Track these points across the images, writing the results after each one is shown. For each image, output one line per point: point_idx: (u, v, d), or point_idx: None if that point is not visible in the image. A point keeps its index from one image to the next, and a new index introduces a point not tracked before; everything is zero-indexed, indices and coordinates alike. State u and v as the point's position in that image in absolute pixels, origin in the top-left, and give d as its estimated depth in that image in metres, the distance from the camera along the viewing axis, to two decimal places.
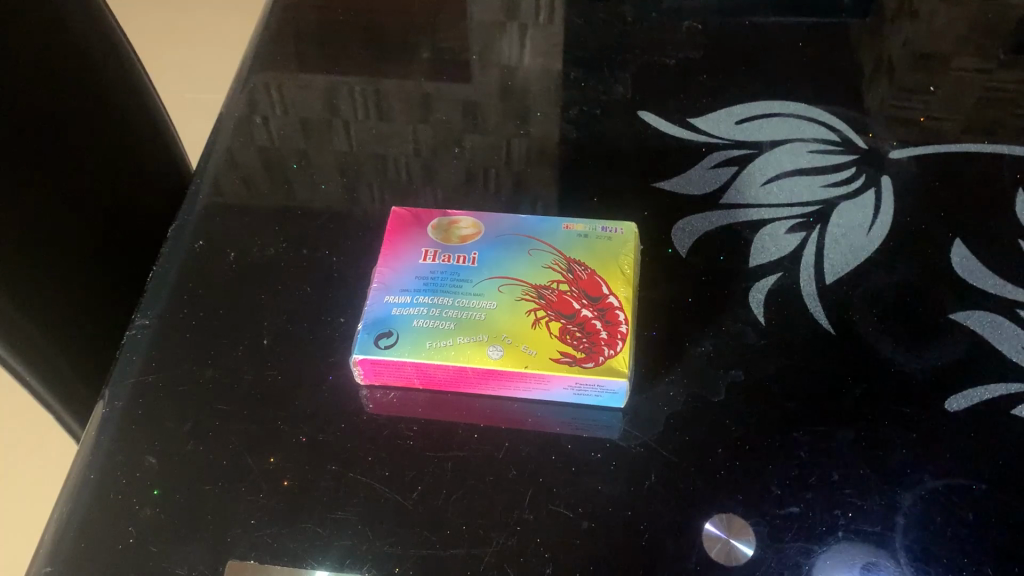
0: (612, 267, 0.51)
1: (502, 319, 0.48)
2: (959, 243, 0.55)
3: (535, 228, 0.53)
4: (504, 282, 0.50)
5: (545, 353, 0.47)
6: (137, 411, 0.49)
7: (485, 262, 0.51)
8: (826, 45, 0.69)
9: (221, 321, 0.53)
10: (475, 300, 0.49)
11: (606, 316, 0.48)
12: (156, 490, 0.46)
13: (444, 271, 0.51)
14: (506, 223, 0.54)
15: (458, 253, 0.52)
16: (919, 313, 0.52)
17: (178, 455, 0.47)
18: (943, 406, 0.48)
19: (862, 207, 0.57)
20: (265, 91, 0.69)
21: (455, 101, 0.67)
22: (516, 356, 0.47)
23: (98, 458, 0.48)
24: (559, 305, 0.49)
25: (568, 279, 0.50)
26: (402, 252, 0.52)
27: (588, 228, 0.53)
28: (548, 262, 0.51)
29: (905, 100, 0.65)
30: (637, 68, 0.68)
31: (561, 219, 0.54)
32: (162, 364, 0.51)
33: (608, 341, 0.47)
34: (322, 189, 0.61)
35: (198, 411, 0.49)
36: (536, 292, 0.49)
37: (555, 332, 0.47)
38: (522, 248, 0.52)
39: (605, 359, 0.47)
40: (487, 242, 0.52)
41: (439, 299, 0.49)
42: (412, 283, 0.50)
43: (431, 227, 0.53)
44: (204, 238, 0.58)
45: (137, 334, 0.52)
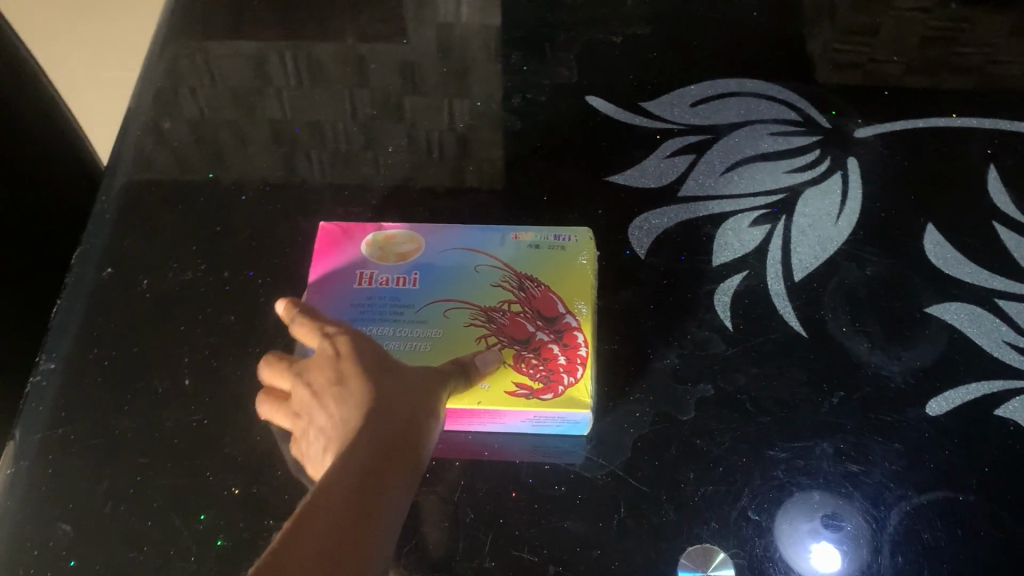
0: (567, 282, 0.48)
1: (449, 348, 0.45)
2: (931, 228, 0.52)
3: (479, 239, 0.50)
4: (450, 306, 0.47)
5: (499, 387, 0.43)
6: (46, 470, 0.44)
7: (428, 282, 0.47)
8: (780, 10, 0.65)
9: (138, 360, 0.48)
10: (418, 328, 0.46)
11: (565, 339, 0.45)
12: (73, 561, 0.41)
13: (382, 296, 0.47)
14: (448, 234, 0.50)
15: (397, 273, 0.48)
16: (893, 309, 0.49)
17: (95, 520, 0.42)
18: (924, 411, 0.45)
19: (828, 194, 0.54)
20: (188, 63, 0.63)
21: (392, 62, 0.62)
22: (467, 392, 0.43)
23: (4, 528, 0.42)
24: (511, 329, 0.46)
25: (520, 298, 0.47)
26: (334, 278, 0.48)
27: (538, 238, 0.50)
28: (496, 279, 0.48)
29: (849, 42, 0.62)
30: (581, 46, 0.63)
31: (508, 227, 0.50)
32: (73, 415, 0.46)
33: (568, 367, 0.44)
34: (245, 194, 0.55)
35: (116, 467, 0.44)
36: (484, 316, 0.46)
37: (510, 362, 0.44)
38: (467, 263, 0.48)
39: (565, 388, 0.44)
40: (428, 258, 0.49)
41: (379, 329, 0.45)
42: (347, 312, 0.46)
43: (365, 245, 0.49)
44: (114, 264, 0.52)
45: (42, 380, 0.47)
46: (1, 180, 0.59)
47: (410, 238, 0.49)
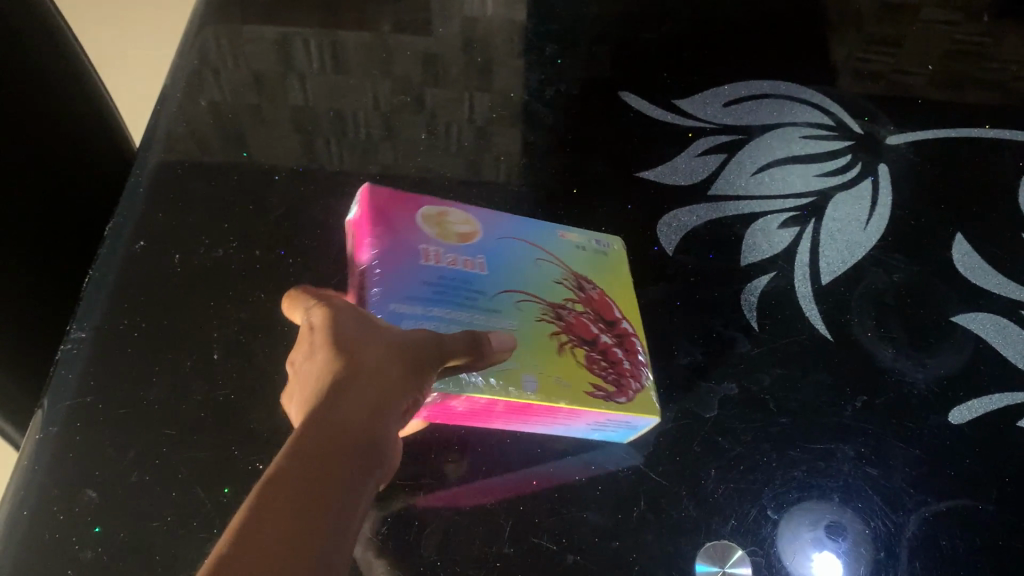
0: (616, 287, 0.48)
1: (525, 341, 0.43)
2: (961, 238, 0.52)
3: (528, 229, 0.48)
4: (518, 298, 0.44)
5: (578, 385, 0.42)
6: (74, 437, 0.44)
7: (495, 271, 0.45)
8: (812, 17, 0.65)
9: (167, 334, 0.48)
10: (492, 318, 0.43)
11: (627, 345, 0.45)
12: (98, 528, 0.42)
13: (453, 278, 0.44)
14: (499, 219, 0.48)
15: (462, 256, 0.45)
16: (920, 317, 0.49)
17: (121, 489, 0.43)
18: (947, 419, 0.45)
19: (858, 200, 0.54)
20: (218, 43, 0.63)
21: (415, 53, 0.62)
22: (549, 389, 0.41)
23: (30, 492, 0.43)
24: (578, 329, 0.44)
25: (581, 298, 0.46)
26: (399, 250, 0.44)
27: (580, 241, 0.49)
28: (554, 275, 0.47)
29: (872, 52, 0.63)
30: (615, 42, 0.63)
31: (553, 226, 0.49)
32: (101, 384, 0.46)
33: (636, 372, 0.44)
34: (278, 175, 0.55)
35: (144, 438, 0.45)
36: (550, 310, 0.44)
37: (583, 361, 0.43)
38: (526, 257, 0.47)
39: (635, 392, 0.43)
40: (487, 246, 0.46)
41: (455, 315, 0.42)
42: (421, 290, 0.43)
43: (421, 218, 0.46)
44: (146, 238, 0.52)
45: (72, 348, 0.47)
46: (37, 150, 0.60)
47: (468, 223, 0.47)
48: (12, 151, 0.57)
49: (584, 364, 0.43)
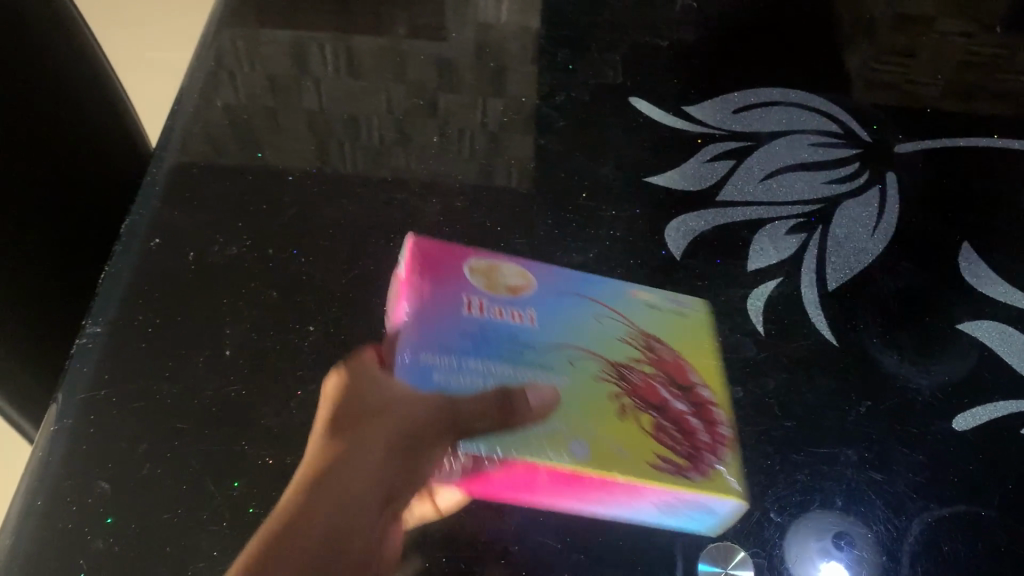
0: (692, 345, 0.47)
1: (577, 402, 0.43)
2: (967, 247, 0.53)
3: (592, 286, 0.49)
4: (577, 356, 0.45)
5: (640, 457, 0.41)
6: (87, 430, 0.45)
7: (545, 323, 0.46)
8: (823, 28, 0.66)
9: (180, 330, 0.49)
10: (542, 375, 0.43)
11: (706, 414, 0.44)
12: (110, 518, 0.43)
13: (497, 328, 0.45)
14: (559, 275, 0.49)
15: (509, 306, 0.46)
16: (925, 324, 0.49)
17: (133, 480, 0.44)
18: (951, 425, 0.46)
19: (866, 206, 0.54)
20: (234, 47, 0.64)
21: (430, 58, 0.63)
22: (603, 457, 0.41)
23: (45, 483, 0.44)
24: (646, 393, 0.44)
25: (651, 358, 0.46)
26: (442, 298, 0.46)
27: (652, 297, 0.49)
28: (620, 333, 0.47)
29: (886, 63, 0.63)
30: (626, 49, 0.64)
31: (620, 281, 0.50)
32: (115, 378, 0.47)
33: (715, 450, 0.43)
34: (291, 175, 0.56)
35: (156, 430, 0.45)
36: (613, 370, 0.44)
37: (648, 429, 0.42)
38: (584, 310, 0.47)
39: (710, 473, 0.42)
40: (541, 298, 0.47)
41: (495, 366, 0.44)
42: (461, 340, 0.44)
43: (471, 270, 0.48)
44: (161, 236, 0.53)
45: (87, 343, 0.48)
46: (56, 148, 0.61)
47: (522, 275, 0.49)
48: (31, 150, 0.58)
49: (648, 435, 0.42)
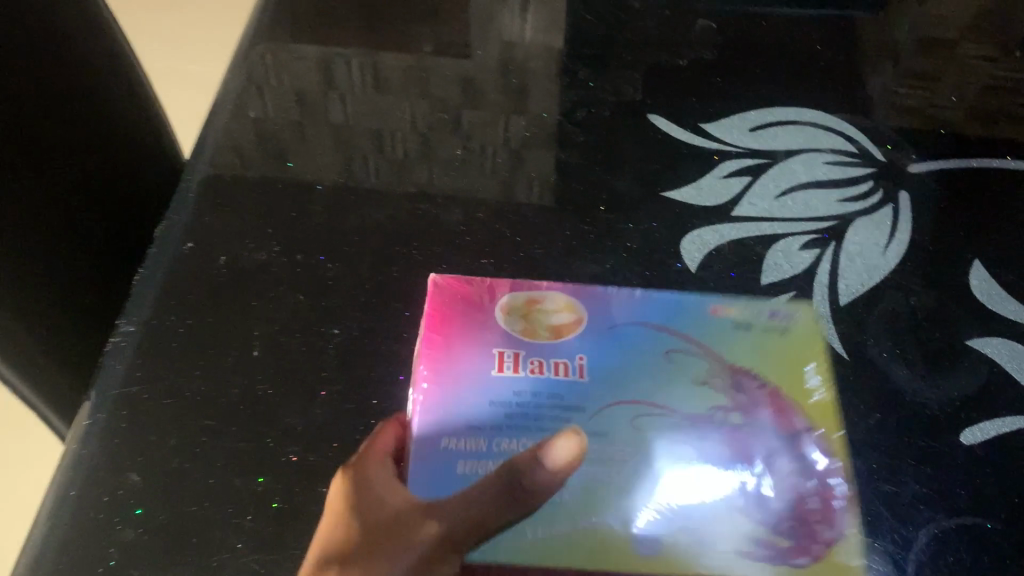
0: (790, 359, 0.47)
1: (641, 480, 0.43)
2: (978, 265, 0.53)
3: (672, 313, 0.49)
4: (641, 417, 0.45)
5: (721, 546, 0.41)
6: (120, 424, 0.47)
7: (597, 376, 0.46)
8: (842, 49, 0.67)
9: (209, 331, 0.51)
10: (600, 448, 0.44)
11: (810, 471, 0.43)
12: (140, 510, 0.44)
13: (538, 390, 0.46)
14: (630, 307, 0.50)
15: (549, 358, 0.47)
16: (935, 339, 0.50)
17: (163, 473, 0.45)
18: (959, 438, 0.46)
19: (878, 224, 0.55)
20: (266, 63, 0.66)
21: (454, 76, 0.65)
22: (677, 550, 0.41)
23: (78, 474, 0.45)
24: (736, 455, 0.44)
25: (739, 402, 0.45)
26: (469, 364, 0.46)
27: (751, 312, 0.49)
28: (705, 376, 0.47)
29: (908, 87, 0.64)
30: (646, 67, 0.65)
31: (707, 298, 0.50)
32: (147, 375, 0.49)
33: (824, 520, 0.42)
34: (320, 186, 0.58)
35: (185, 426, 0.47)
36: (692, 428, 0.45)
37: (738, 505, 0.42)
38: (657, 351, 0.48)
39: (823, 549, 0.41)
40: (596, 344, 0.48)
41: (545, 441, 0.44)
42: (499, 408, 0.45)
43: (502, 313, 0.49)
44: (194, 241, 0.55)
45: (121, 341, 0.50)
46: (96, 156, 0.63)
47: (565, 309, 0.49)
48: (72, 159, 0.61)
49: (709, 516, 0.42)
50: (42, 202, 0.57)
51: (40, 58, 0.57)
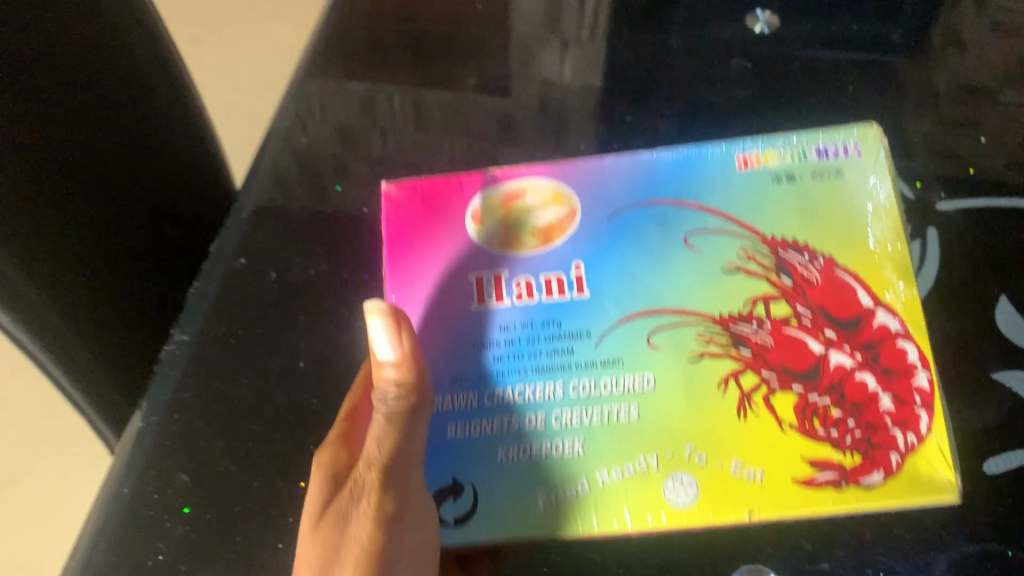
0: (833, 218, 0.54)
1: (679, 410, 0.49)
2: (1005, 300, 0.54)
3: (690, 184, 0.56)
4: (676, 326, 0.51)
5: (784, 471, 0.47)
6: (170, 427, 0.51)
7: (593, 289, 0.53)
8: (879, 84, 0.66)
9: (257, 341, 0.54)
10: (630, 378, 0.50)
11: (887, 364, 0.49)
12: (187, 508, 0.48)
13: (540, 316, 0.53)
14: (628, 176, 0.57)
15: (537, 276, 0.54)
16: (961, 372, 0.52)
17: (209, 474, 0.49)
18: (981, 469, 0.48)
19: (906, 258, 0.57)
20: (314, 98, 0.69)
21: (492, 113, 0.68)
22: (738, 486, 0.47)
23: (130, 474, 0.49)
24: (784, 363, 0.50)
25: (781, 292, 0.52)
26: (447, 292, 0.54)
27: (798, 155, 0.56)
28: (740, 257, 0.53)
29: (944, 134, 0.63)
30: (683, 101, 0.67)
31: (734, 150, 0.57)
32: (198, 381, 0.53)
33: (902, 423, 0.47)
34: (365, 208, 0.60)
35: (232, 430, 0.50)
36: (727, 331, 0.51)
37: (796, 426, 0.48)
38: (671, 238, 0.54)
39: (896, 463, 0.47)
40: (590, 246, 0.55)
41: (549, 385, 0.51)
42: (499, 342, 0.52)
43: (476, 229, 0.56)
44: (246, 257, 0.58)
45: (175, 350, 0.54)
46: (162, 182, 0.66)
47: (549, 204, 0.57)
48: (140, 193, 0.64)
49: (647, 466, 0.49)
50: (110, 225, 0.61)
51: (112, 96, 0.61)
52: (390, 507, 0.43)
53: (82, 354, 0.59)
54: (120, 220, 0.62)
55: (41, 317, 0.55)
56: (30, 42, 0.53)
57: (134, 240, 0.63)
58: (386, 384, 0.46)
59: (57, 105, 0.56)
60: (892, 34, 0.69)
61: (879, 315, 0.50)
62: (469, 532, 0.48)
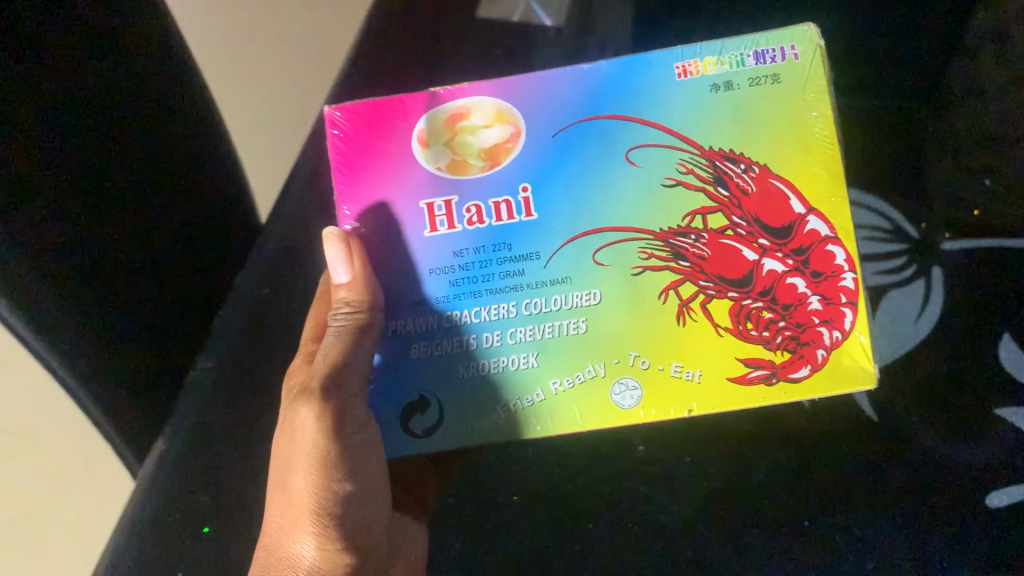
0: (789, 129, 0.47)
1: (619, 318, 0.46)
2: (1007, 338, 0.59)
3: (628, 97, 0.47)
4: (619, 242, 0.46)
5: (724, 372, 0.47)
6: (192, 452, 0.60)
7: (544, 208, 0.47)
8: (897, 127, 0.67)
9: (272, 375, 0.63)
10: (568, 292, 0.46)
11: (816, 268, 0.46)
12: (208, 527, 0.58)
13: (488, 241, 0.47)
14: (573, 90, 0.48)
15: (486, 200, 0.47)
16: (964, 413, 0.57)
17: (225, 494, 0.59)
18: (983, 501, 0.55)
19: (911, 296, 0.61)
20: None
21: None
22: (679, 384, 0.47)
23: (155, 492, 0.59)
24: (728, 271, 0.46)
25: (726, 203, 0.46)
26: (399, 221, 0.47)
27: (735, 61, 0.47)
28: (677, 171, 0.47)
29: (959, 181, 0.65)
30: None
31: (669, 56, 0.47)
32: (215, 411, 0.61)
33: (828, 321, 0.46)
34: None
35: (248, 454, 0.60)
36: (667, 245, 0.46)
37: (743, 330, 0.46)
38: (613, 154, 0.47)
39: (823, 357, 0.47)
40: (542, 161, 0.47)
41: (499, 303, 0.47)
42: (445, 261, 0.47)
43: (421, 148, 0.47)
44: (271, 287, 0.65)
45: (199, 376, 0.62)
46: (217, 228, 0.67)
47: (495, 122, 0.48)
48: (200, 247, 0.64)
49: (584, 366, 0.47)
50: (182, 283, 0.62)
51: (170, 169, 0.60)
52: (334, 409, 0.44)
53: (134, 410, 0.57)
54: (161, 248, 0.59)
55: (90, 359, 0.52)
56: (78, 67, 0.50)
57: (167, 268, 0.60)
58: (338, 303, 0.45)
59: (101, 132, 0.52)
60: (907, 78, 0.68)
61: (810, 221, 0.47)
62: (435, 444, 0.47)
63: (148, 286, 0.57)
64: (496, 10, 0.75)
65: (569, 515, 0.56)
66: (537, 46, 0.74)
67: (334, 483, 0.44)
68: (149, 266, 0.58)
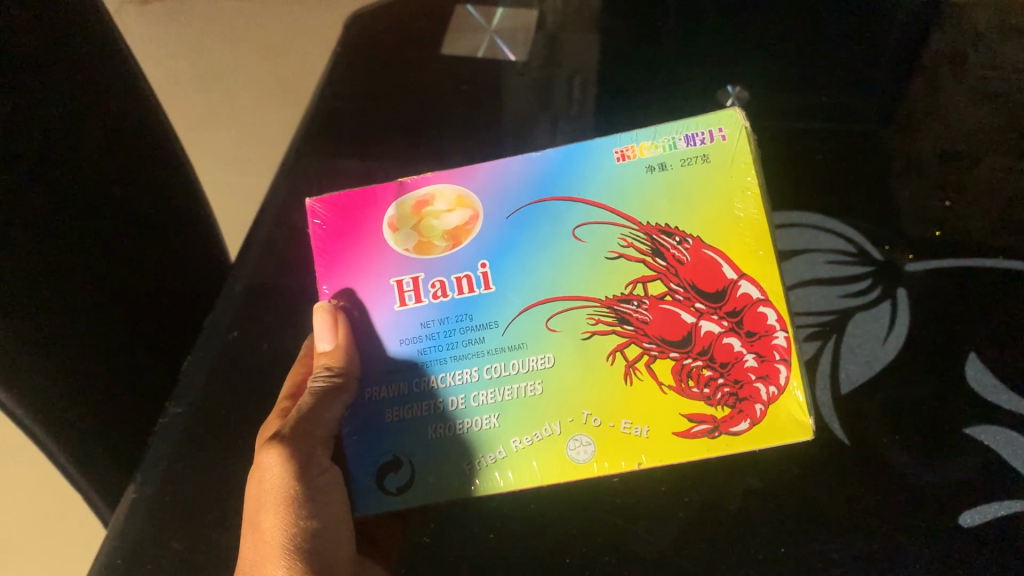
0: (726, 200, 0.48)
1: (570, 381, 0.47)
2: (974, 356, 0.60)
3: (572, 180, 0.49)
4: (566, 307, 0.47)
5: (669, 429, 0.47)
6: (163, 496, 0.59)
7: (500, 281, 0.48)
8: (858, 152, 0.68)
9: (243, 416, 0.62)
10: (522, 357, 0.47)
11: (750, 328, 0.47)
12: None
13: (450, 317, 0.48)
14: (522, 178, 0.50)
15: (449, 274, 0.48)
16: (937, 430, 0.57)
17: (196, 541, 0.57)
18: (957, 521, 0.54)
19: (877, 318, 0.62)
20: (310, 175, 0.71)
21: None
22: (630, 445, 0.47)
23: (124, 541, 0.57)
24: (668, 333, 0.47)
25: (663, 270, 0.48)
26: (369, 305, 0.49)
27: (668, 144, 0.49)
28: (618, 245, 0.48)
29: (924, 201, 0.66)
30: None
31: (608, 142, 0.49)
32: (187, 454, 0.60)
33: (764, 377, 0.47)
34: None
35: (219, 498, 0.58)
36: (613, 311, 0.48)
37: (687, 386, 0.47)
38: (559, 230, 0.48)
39: (762, 413, 0.47)
40: (496, 247, 0.48)
41: (461, 367, 0.47)
42: (412, 330, 0.48)
43: (392, 232, 0.49)
44: (238, 328, 0.65)
45: (169, 421, 0.62)
46: (185, 273, 0.67)
47: (456, 207, 0.49)
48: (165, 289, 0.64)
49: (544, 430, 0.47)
50: (145, 326, 0.61)
51: (136, 209, 0.60)
52: (297, 454, 0.45)
53: (98, 455, 0.56)
54: (126, 288, 0.58)
55: (55, 405, 0.51)
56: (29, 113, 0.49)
57: (134, 309, 0.59)
58: (318, 368, 0.47)
59: (59, 175, 0.52)
60: (866, 106, 0.71)
61: (743, 284, 0.48)
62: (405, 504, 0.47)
63: (113, 327, 0.57)
64: (458, 46, 0.77)
65: (542, 550, 0.56)
66: (505, 78, 0.74)
67: (299, 518, 0.44)
68: (114, 306, 0.57)
